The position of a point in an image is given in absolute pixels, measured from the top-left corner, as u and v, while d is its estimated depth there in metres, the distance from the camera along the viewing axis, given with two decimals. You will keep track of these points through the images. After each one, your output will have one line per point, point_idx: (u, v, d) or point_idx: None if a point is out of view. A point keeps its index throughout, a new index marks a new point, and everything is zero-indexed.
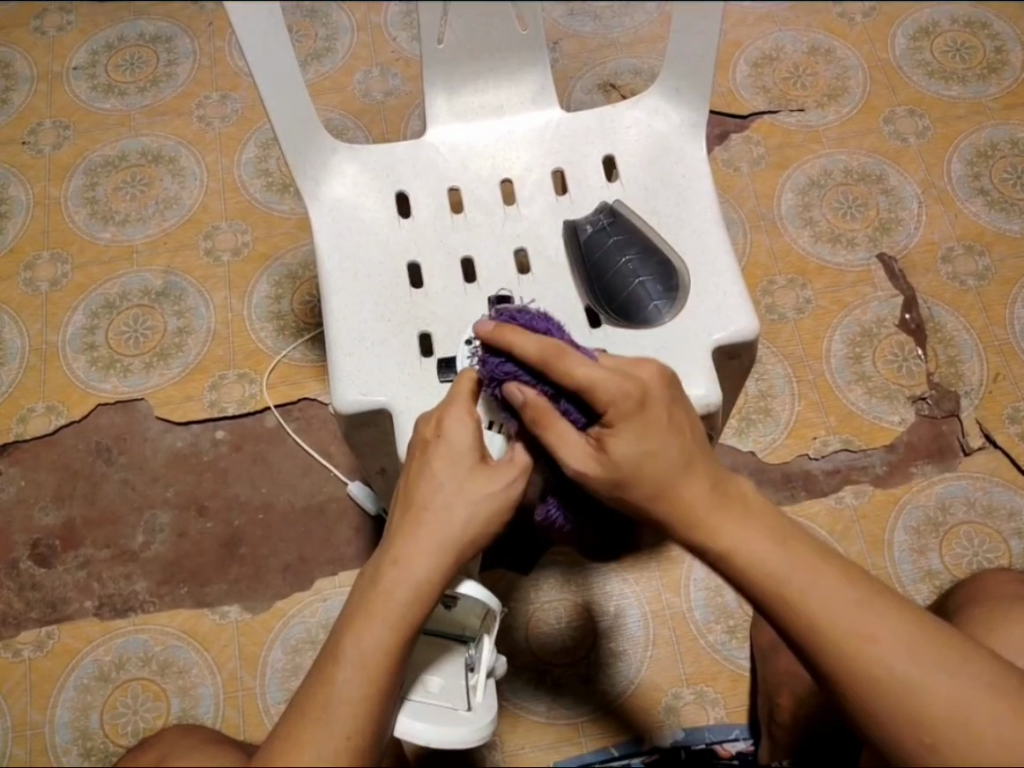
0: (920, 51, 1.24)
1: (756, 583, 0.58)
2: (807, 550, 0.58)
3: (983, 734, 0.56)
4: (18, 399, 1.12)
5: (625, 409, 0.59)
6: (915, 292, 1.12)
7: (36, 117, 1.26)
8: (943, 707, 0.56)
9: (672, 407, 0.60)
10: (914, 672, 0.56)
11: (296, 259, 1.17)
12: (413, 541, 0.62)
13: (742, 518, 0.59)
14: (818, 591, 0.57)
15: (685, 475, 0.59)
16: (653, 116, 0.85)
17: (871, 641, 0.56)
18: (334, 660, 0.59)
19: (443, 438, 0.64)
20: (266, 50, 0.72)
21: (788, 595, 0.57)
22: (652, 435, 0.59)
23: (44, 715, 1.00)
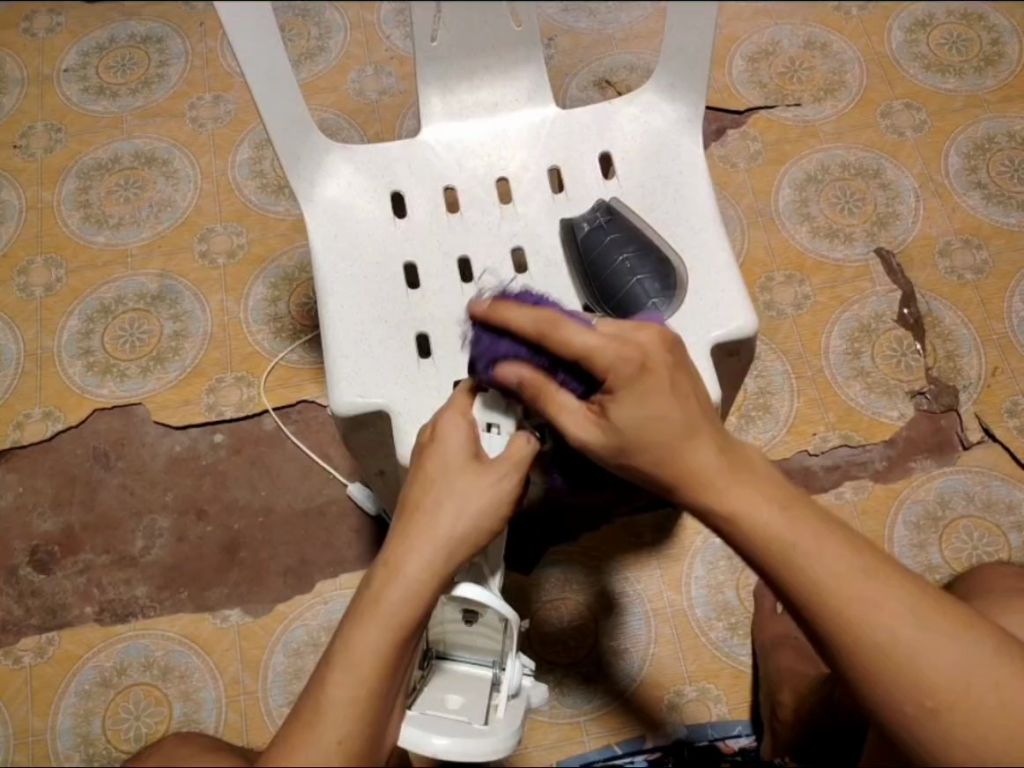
0: (916, 44, 1.24)
1: (762, 548, 0.57)
2: (813, 516, 0.58)
3: (980, 699, 0.57)
4: (14, 405, 1.12)
5: (624, 377, 0.59)
6: (913, 286, 1.12)
7: (27, 120, 1.25)
8: (942, 674, 0.56)
9: (675, 373, 0.59)
10: (917, 639, 0.56)
11: (292, 260, 1.16)
12: (406, 545, 0.62)
13: (749, 483, 0.58)
14: (825, 554, 0.56)
15: (689, 444, 0.58)
16: (649, 114, 0.84)
17: (875, 607, 0.56)
18: (326, 664, 0.60)
19: (438, 441, 0.65)
20: (258, 51, 0.72)
21: (795, 559, 0.56)
22: (654, 401, 0.58)
23: (46, 722, 1.00)
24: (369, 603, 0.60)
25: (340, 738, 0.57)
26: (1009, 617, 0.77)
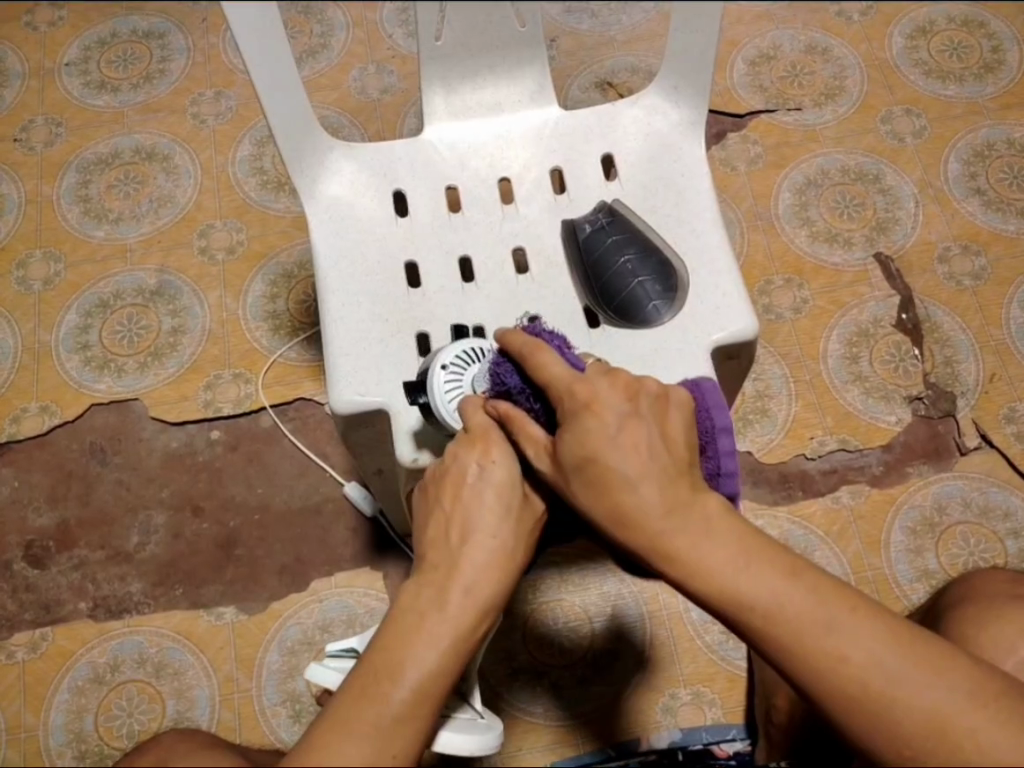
0: (917, 50, 1.24)
1: (716, 600, 0.55)
2: (772, 560, 0.55)
3: (961, 748, 0.53)
4: (10, 399, 1.11)
5: (572, 413, 0.58)
6: (911, 292, 1.12)
7: (28, 114, 1.25)
8: (916, 722, 0.53)
9: (625, 420, 0.57)
10: (889, 689, 0.53)
11: (291, 257, 1.16)
12: (470, 566, 0.59)
13: (701, 534, 0.55)
14: (783, 605, 0.54)
15: (635, 486, 0.56)
16: (651, 116, 0.84)
17: (839, 657, 0.53)
18: (389, 678, 0.56)
19: (491, 470, 0.62)
20: (262, 45, 0.72)
21: (751, 612, 0.54)
22: (597, 445, 0.56)
23: (38, 718, 0.99)
24: (436, 621, 0.58)
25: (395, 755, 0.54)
26: (1005, 620, 0.77)
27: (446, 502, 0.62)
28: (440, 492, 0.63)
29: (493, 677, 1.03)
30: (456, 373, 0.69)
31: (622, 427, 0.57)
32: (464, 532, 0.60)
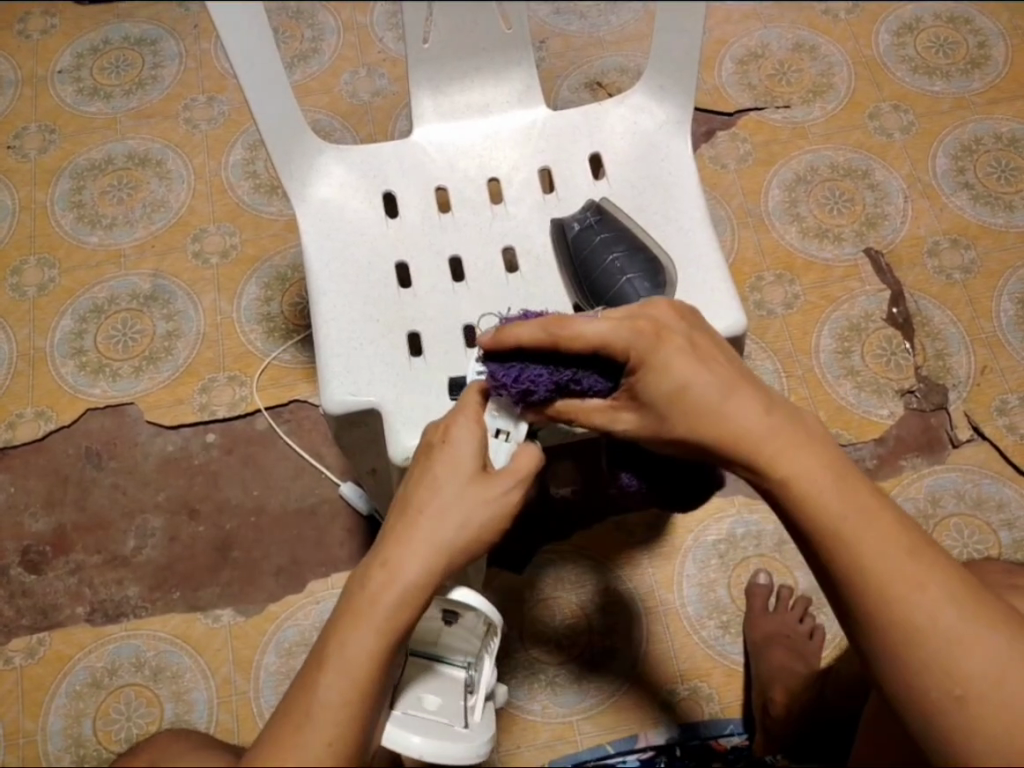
0: (904, 47, 1.25)
1: (807, 509, 0.58)
2: (863, 486, 0.58)
3: (1012, 696, 0.56)
4: (6, 405, 1.12)
5: (644, 350, 0.59)
6: (901, 286, 1.13)
7: (21, 121, 1.26)
8: (975, 664, 0.56)
9: (692, 340, 0.61)
10: (955, 626, 0.56)
11: (284, 261, 1.17)
12: (405, 546, 0.60)
13: (800, 447, 0.58)
14: (869, 526, 0.57)
15: (726, 408, 0.59)
16: (638, 114, 0.85)
17: (917, 583, 0.56)
18: (320, 664, 0.59)
19: (448, 445, 0.63)
20: (249, 47, 0.72)
21: (840, 524, 0.57)
22: (685, 369, 0.59)
23: (36, 722, 1.00)
24: (366, 603, 0.59)
25: (331, 739, 0.57)
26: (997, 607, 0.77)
27: (407, 479, 0.64)
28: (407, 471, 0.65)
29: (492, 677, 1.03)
30: None
31: (696, 348, 0.60)
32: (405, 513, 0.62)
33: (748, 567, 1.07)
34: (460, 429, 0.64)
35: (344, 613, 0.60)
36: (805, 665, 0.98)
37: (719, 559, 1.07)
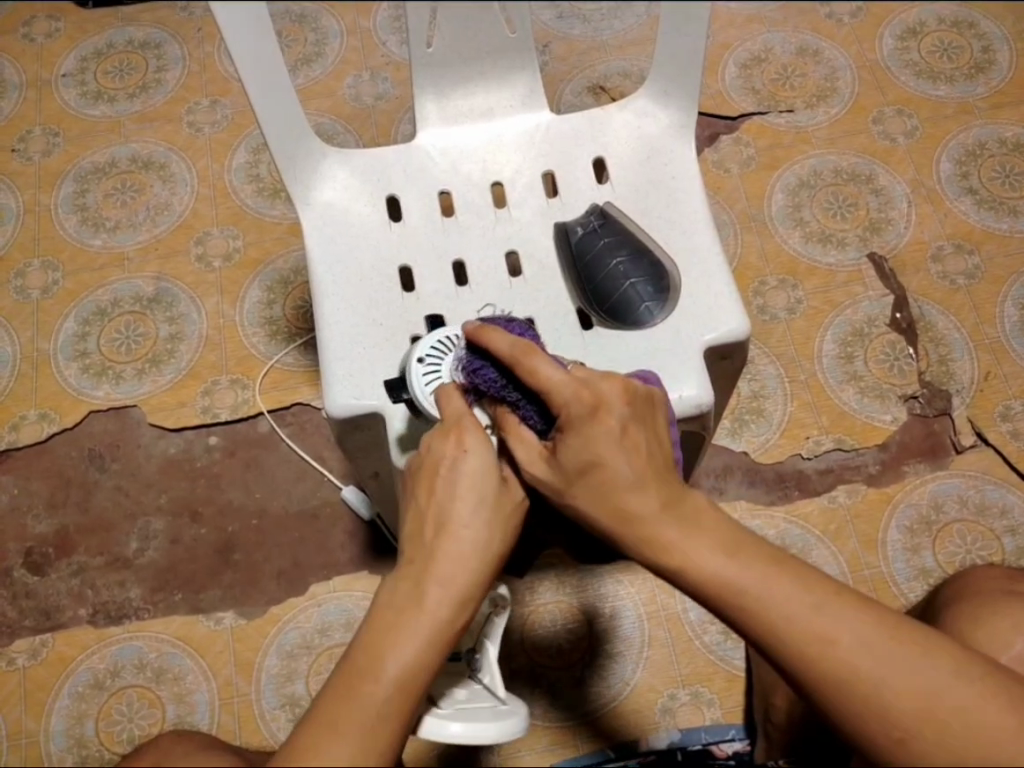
0: (908, 51, 1.25)
1: (705, 590, 0.56)
2: (759, 551, 0.56)
3: (956, 730, 0.53)
4: (10, 407, 1.12)
5: (578, 417, 0.60)
6: (905, 291, 1.13)
7: (26, 124, 1.26)
8: (907, 707, 0.53)
9: (625, 424, 0.59)
10: (880, 670, 0.53)
11: (287, 264, 1.17)
12: (445, 557, 0.60)
13: (690, 529, 0.57)
14: (769, 595, 0.54)
15: (631, 490, 0.58)
16: (642, 119, 0.85)
17: (832, 641, 0.54)
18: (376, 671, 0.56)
19: (466, 458, 0.62)
20: (253, 48, 0.72)
21: (739, 600, 0.55)
22: (596, 445, 0.59)
23: (38, 723, 1.00)
24: (418, 614, 0.58)
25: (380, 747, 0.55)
26: (999, 613, 0.77)
27: (423, 493, 0.62)
28: (416, 484, 0.63)
29: None
30: (434, 363, 0.71)
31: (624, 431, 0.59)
32: (438, 525, 0.61)
33: None
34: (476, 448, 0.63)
35: (396, 624, 0.58)
36: None
37: None
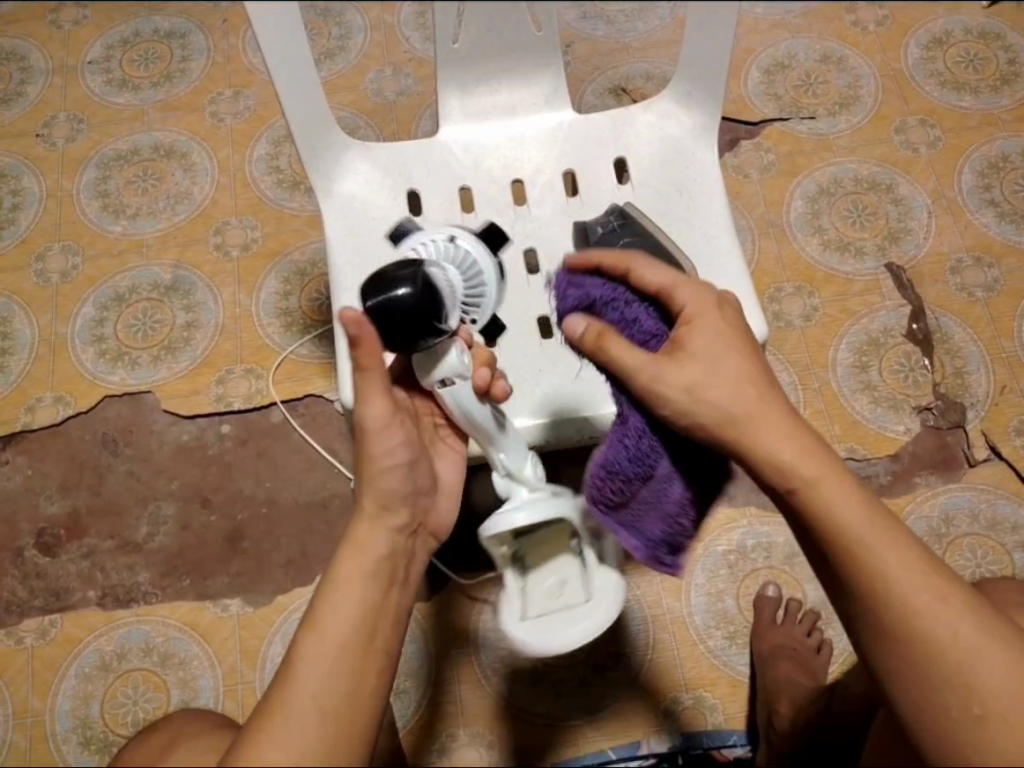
0: (933, 61, 1.24)
1: (829, 530, 0.60)
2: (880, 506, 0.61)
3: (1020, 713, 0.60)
4: (26, 389, 1.13)
5: (704, 309, 0.64)
6: (922, 302, 1.12)
7: (51, 110, 1.27)
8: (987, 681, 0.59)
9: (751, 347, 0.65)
10: (970, 644, 0.59)
11: (305, 256, 1.17)
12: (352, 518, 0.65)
13: (825, 462, 0.60)
14: (891, 549, 0.59)
15: (759, 411, 0.62)
16: (664, 120, 0.85)
17: (937, 610, 0.59)
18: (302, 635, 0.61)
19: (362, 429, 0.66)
20: (281, 41, 0.72)
21: (863, 551, 0.59)
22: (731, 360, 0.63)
23: (45, 702, 1.01)
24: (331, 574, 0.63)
25: (315, 694, 0.59)
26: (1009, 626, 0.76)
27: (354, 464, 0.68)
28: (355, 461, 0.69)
29: (495, 679, 1.03)
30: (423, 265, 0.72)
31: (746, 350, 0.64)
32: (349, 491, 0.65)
33: (757, 578, 1.06)
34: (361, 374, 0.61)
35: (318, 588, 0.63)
36: (812, 679, 0.98)
37: (728, 570, 1.07)
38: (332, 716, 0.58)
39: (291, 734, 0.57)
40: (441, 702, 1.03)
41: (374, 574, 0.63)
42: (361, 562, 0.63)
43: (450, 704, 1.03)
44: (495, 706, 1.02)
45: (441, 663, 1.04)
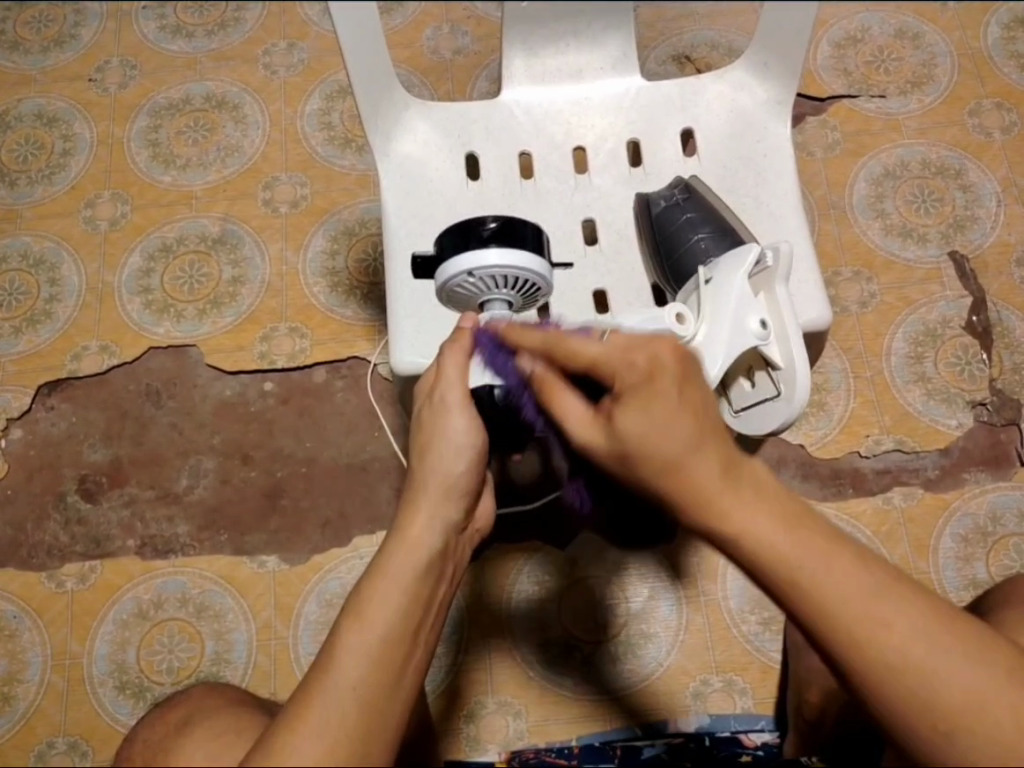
0: (1013, 42, 1.19)
1: (763, 562, 0.55)
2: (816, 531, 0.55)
3: (997, 721, 0.53)
4: (72, 336, 1.13)
5: (631, 382, 0.58)
6: (984, 294, 1.09)
7: (103, 54, 1.26)
8: (957, 692, 0.53)
9: (683, 384, 0.57)
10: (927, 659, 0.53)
11: (354, 215, 1.16)
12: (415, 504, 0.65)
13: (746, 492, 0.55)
14: (835, 577, 0.54)
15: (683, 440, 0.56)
16: (737, 91, 0.82)
17: (886, 629, 0.53)
18: (357, 610, 0.59)
19: (442, 437, 0.66)
20: (354, 15, 0.71)
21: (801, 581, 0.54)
22: (656, 410, 0.56)
23: (83, 646, 1.03)
24: (384, 559, 0.62)
25: (355, 684, 0.56)
26: None
27: (415, 454, 0.67)
28: (413, 447, 0.68)
29: (525, 650, 1.04)
30: (479, 286, 0.70)
31: (681, 394, 0.57)
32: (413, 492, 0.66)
33: None
34: (449, 364, 0.67)
35: (363, 579, 0.61)
36: None
37: None
38: (369, 704, 0.55)
39: (362, 685, 0.56)
40: (472, 670, 1.03)
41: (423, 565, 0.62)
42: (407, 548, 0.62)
43: (479, 672, 1.03)
44: (526, 675, 1.03)
45: (474, 633, 1.04)
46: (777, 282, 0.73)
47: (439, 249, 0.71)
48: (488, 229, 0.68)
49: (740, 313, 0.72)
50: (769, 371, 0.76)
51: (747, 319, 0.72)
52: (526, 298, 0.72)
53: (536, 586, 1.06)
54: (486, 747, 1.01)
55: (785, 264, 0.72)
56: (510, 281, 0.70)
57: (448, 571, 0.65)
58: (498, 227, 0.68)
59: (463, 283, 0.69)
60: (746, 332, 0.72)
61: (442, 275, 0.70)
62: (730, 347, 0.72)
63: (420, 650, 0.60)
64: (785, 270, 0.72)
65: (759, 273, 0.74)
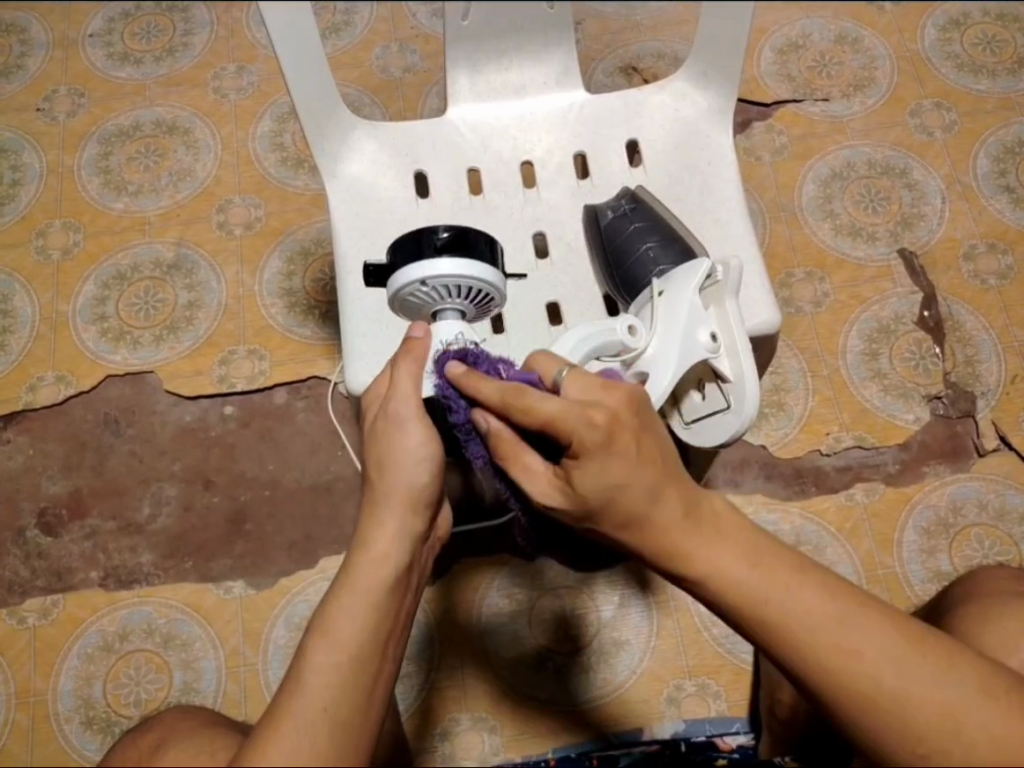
0: (950, 43, 1.22)
1: (729, 601, 0.55)
2: (778, 560, 0.55)
3: (978, 743, 0.52)
4: (27, 368, 1.12)
5: (592, 445, 0.55)
6: (934, 289, 1.11)
7: (51, 83, 1.25)
8: (931, 716, 0.52)
9: (641, 435, 0.56)
10: (900, 681, 0.52)
11: (309, 235, 1.16)
12: (376, 516, 0.62)
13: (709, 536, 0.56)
14: (800, 603, 0.54)
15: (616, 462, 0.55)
16: (679, 101, 0.84)
17: (854, 654, 0.53)
18: (320, 629, 0.58)
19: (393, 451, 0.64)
20: (290, 28, 0.71)
21: (765, 615, 0.54)
22: (616, 471, 0.55)
23: (47, 683, 1.01)
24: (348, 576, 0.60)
25: (323, 704, 0.55)
26: (1001, 616, 0.73)
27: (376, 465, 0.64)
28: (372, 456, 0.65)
29: (498, 663, 1.03)
30: (433, 295, 0.70)
31: (638, 448, 0.56)
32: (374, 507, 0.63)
33: None
34: (402, 373, 0.64)
35: (328, 593, 0.60)
36: None
37: None
38: (340, 723, 0.55)
39: (329, 704, 0.55)
40: (446, 687, 1.03)
41: (387, 578, 0.60)
42: (373, 562, 0.60)
43: (453, 689, 1.02)
44: (500, 692, 1.02)
45: (445, 650, 1.04)
46: (728, 297, 0.73)
47: (391, 260, 0.71)
48: (439, 238, 0.68)
49: (691, 324, 0.72)
50: (718, 384, 0.76)
51: (698, 332, 0.72)
52: (479, 307, 0.72)
53: (506, 600, 1.05)
54: (462, 763, 1.00)
55: (735, 277, 0.73)
56: (463, 291, 0.70)
57: (412, 585, 0.64)
58: (449, 236, 0.69)
59: (417, 293, 0.69)
60: (696, 345, 0.72)
61: (395, 286, 0.69)
62: (681, 361, 0.72)
63: (385, 662, 0.59)
64: (735, 284, 0.73)
65: (711, 286, 0.74)
